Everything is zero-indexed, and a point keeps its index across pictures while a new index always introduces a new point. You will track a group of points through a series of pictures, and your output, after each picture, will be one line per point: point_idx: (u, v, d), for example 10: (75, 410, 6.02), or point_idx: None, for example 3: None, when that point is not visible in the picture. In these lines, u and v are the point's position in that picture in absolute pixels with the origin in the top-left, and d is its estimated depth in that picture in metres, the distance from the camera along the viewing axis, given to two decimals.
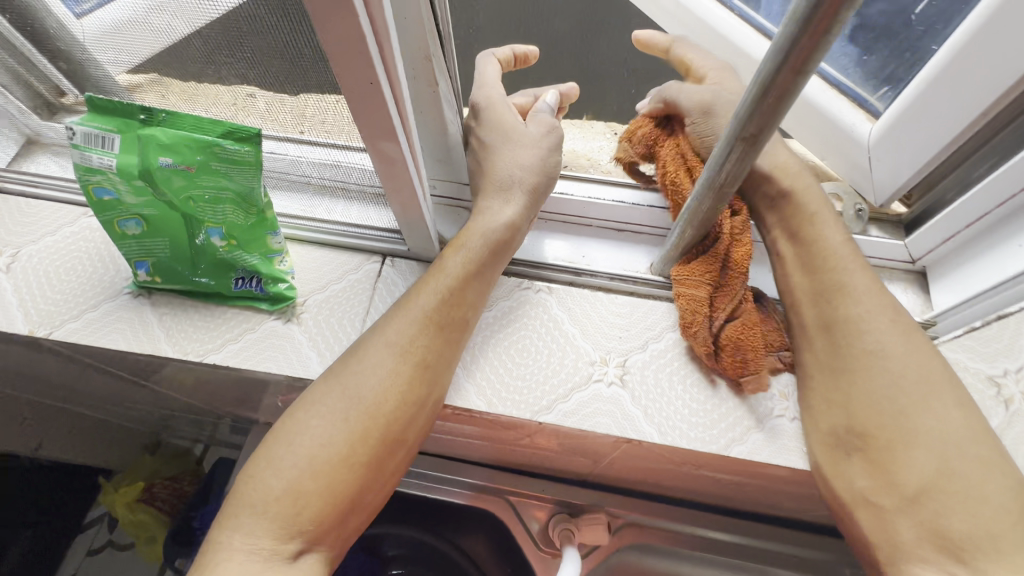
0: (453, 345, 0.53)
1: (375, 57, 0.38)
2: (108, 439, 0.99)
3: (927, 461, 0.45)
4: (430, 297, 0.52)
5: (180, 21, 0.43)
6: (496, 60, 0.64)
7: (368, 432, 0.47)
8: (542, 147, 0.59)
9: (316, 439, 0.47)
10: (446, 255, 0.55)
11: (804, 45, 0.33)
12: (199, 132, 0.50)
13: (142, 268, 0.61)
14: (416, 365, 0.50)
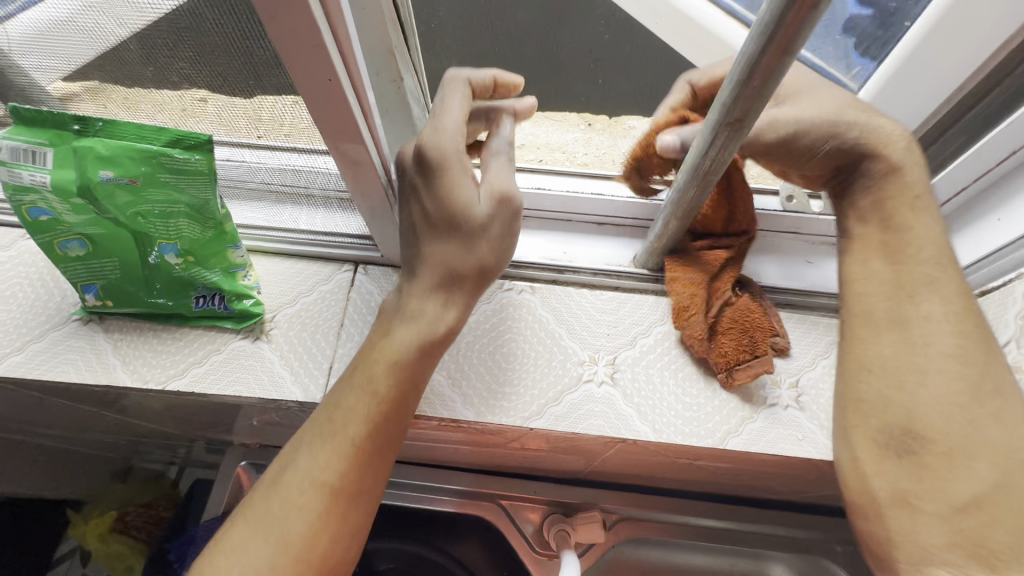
0: (388, 461, 0.47)
1: (333, 51, 0.34)
2: (71, 471, 0.94)
3: (976, 469, 0.42)
4: (358, 419, 0.45)
5: (116, 24, 0.39)
6: (467, 91, 0.47)
7: (331, 515, 0.43)
8: (493, 236, 0.45)
9: (281, 524, 0.43)
10: (374, 362, 0.47)
11: (791, 22, 0.31)
12: (141, 141, 0.46)
13: (91, 292, 0.56)
14: (373, 441, 0.45)
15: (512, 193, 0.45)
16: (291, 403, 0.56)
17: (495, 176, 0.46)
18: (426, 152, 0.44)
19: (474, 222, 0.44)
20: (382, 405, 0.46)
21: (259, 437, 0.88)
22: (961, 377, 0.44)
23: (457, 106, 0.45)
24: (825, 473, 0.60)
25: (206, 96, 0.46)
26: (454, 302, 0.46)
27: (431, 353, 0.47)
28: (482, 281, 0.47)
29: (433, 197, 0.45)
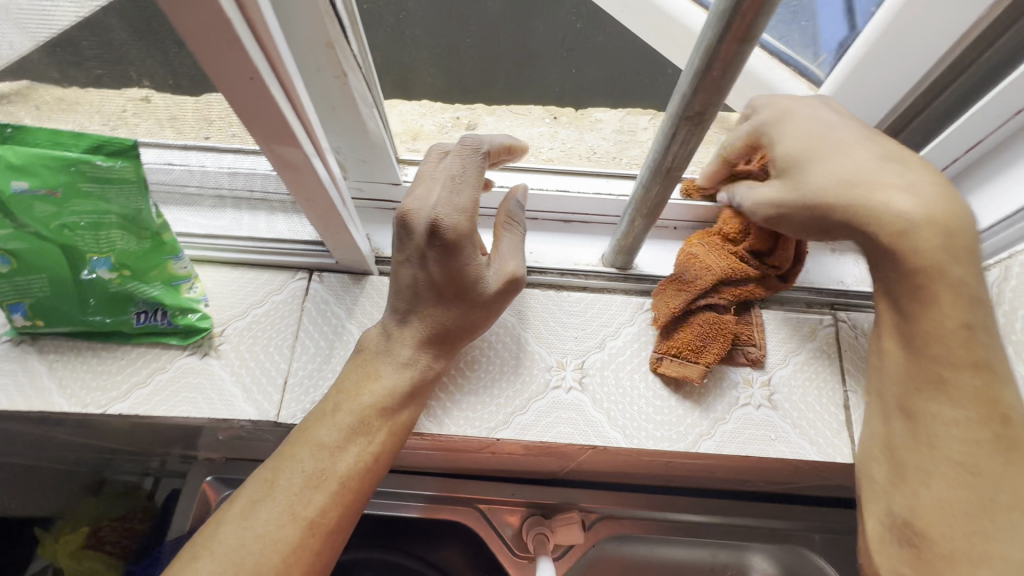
0: (366, 492, 0.48)
1: (253, 46, 0.31)
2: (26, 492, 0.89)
3: (949, 531, 0.41)
4: (338, 446, 0.47)
5: (21, 36, 0.35)
6: (484, 162, 0.47)
7: (313, 545, 0.44)
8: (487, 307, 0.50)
9: (255, 557, 0.42)
10: (360, 394, 0.49)
11: (747, 9, 0.29)
12: (56, 148, 0.42)
13: (19, 311, 0.52)
14: (361, 475, 0.47)
15: (519, 271, 0.51)
16: (243, 421, 0.53)
17: (506, 253, 0.51)
18: (441, 229, 0.44)
19: (482, 296, 0.49)
20: (372, 440, 0.48)
21: (225, 450, 0.84)
22: (957, 450, 0.42)
23: (474, 181, 0.46)
24: (800, 469, 0.59)
25: (144, 96, 0.42)
26: (448, 350, 0.51)
27: (420, 394, 0.50)
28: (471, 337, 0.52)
29: (444, 274, 0.47)
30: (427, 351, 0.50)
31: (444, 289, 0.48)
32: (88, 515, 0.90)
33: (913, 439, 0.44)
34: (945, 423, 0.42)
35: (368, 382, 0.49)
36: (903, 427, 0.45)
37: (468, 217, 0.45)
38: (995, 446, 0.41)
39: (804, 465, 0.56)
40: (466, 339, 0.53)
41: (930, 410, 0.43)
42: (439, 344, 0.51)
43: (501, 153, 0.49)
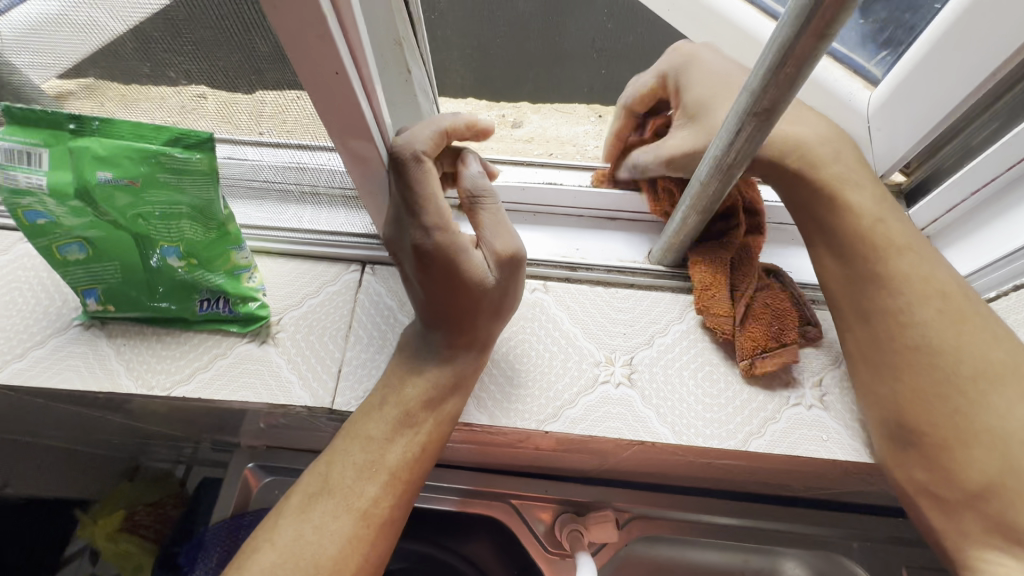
0: (417, 482, 0.50)
1: (339, 42, 0.32)
2: (80, 470, 0.93)
3: (1005, 458, 0.44)
4: (389, 439, 0.48)
5: (113, 17, 0.37)
6: (424, 162, 0.44)
7: (368, 536, 0.46)
8: (498, 298, 0.49)
9: (314, 549, 0.44)
10: (405, 389, 0.50)
11: (830, 5, 0.29)
12: (139, 140, 0.44)
13: (92, 297, 0.54)
14: (411, 467, 0.49)
15: (516, 246, 0.48)
16: (299, 408, 0.55)
17: (491, 232, 0.48)
18: (424, 245, 0.45)
19: (485, 289, 0.48)
20: (417, 432, 0.49)
21: (267, 438, 0.87)
22: (969, 377, 0.45)
23: (426, 192, 0.44)
24: (849, 473, 0.58)
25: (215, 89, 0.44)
26: (482, 342, 0.52)
27: (463, 384, 0.52)
28: (494, 326, 0.51)
29: (446, 284, 0.47)
30: (462, 348, 0.51)
31: (444, 300, 0.48)
32: (124, 499, 0.94)
33: (931, 378, 0.46)
34: (953, 347, 0.46)
35: (412, 376, 0.51)
36: (917, 379, 0.46)
37: (432, 229, 0.45)
38: (994, 357, 0.46)
39: (854, 469, 0.55)
40: (501, 321, 0.52)
41: (929, 336, 0.47)
42: (461, 343, 0.51)
43: (440, 142, 0.45)
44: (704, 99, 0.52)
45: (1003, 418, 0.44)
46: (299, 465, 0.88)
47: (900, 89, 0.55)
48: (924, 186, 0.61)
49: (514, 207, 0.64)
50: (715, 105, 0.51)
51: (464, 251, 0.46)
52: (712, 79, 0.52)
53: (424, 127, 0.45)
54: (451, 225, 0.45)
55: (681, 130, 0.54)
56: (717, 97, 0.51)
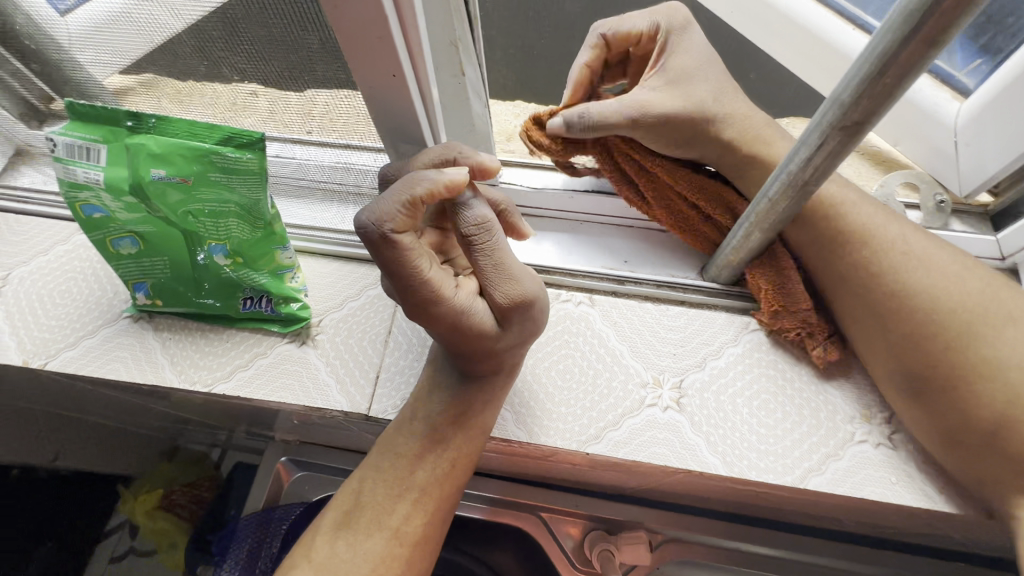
0: (450, 497, 0.50)
1: (400, 43, 0.31)
2: (124, 452, 0.96)
3: (1008, 387, 0.42)
4: (415, 456, 0.48)
5: (178, 12, 0.37)
6: (399, 241, 0.38)
7: (401, 554, 0.46)
8: (518, 334, 0.46)
9: (347, 566, 0.44)
10: (420, 411, 0.50)
11: (947, 8, 0.26)
12: (194, 139, 0.44)
13: (142, 290, 0.55)
14: (441, 482, 0.49)
15: (524, 291, 0.44)
16: (335, 412, 0.54)
17: (495, 280, 0.44)
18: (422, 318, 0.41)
19: (496, 335, 0.45)
20: (448, 449, 0.49)
21: (300, 434, 0.87)
22: (958, 308, 0.45)
23: (409, 273, 0.39)
24: (915, 517, 0.54)
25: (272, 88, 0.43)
26: (509, 365, 0.49)
27: (495, 397, 0.50)
28: (517, 353, 0.49)
29: (454, 338, 0.43)
30: (485, 372, 0.49)
31: (456, 346, 0.45)
32: (164, 477, 0.96)
33: (933, 320, 0.45)
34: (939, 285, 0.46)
35: (434, 392, 0.50)
36: (914, 320, 0.46)
37: (422, 305, 0.40)
38: (973, 294, 0.46)
39: (924, 515, 0.51)
40: (525, 345, 0.49)
41: (917, 277, 0.47)
42: (486, 369, 0.48)
43: (412, 211, 0.39)
44: (689, 72, 0.52)
45: (1009, 351, 0.43)
46: (331, 462, 0.88)
47: (989, 110, 0.52)
48: (1011, 213, 0.56)
49: (562, 215, 0.62)
50: (695, 84, 0.52)
51: (465, 310, 0.42)
52: (701, 62, 0.53)
53: (394, 194, 0.39)
54: (444, 294, 0.40)
55: (654, 91, 0.51)
56: (698, 77, 0.53)
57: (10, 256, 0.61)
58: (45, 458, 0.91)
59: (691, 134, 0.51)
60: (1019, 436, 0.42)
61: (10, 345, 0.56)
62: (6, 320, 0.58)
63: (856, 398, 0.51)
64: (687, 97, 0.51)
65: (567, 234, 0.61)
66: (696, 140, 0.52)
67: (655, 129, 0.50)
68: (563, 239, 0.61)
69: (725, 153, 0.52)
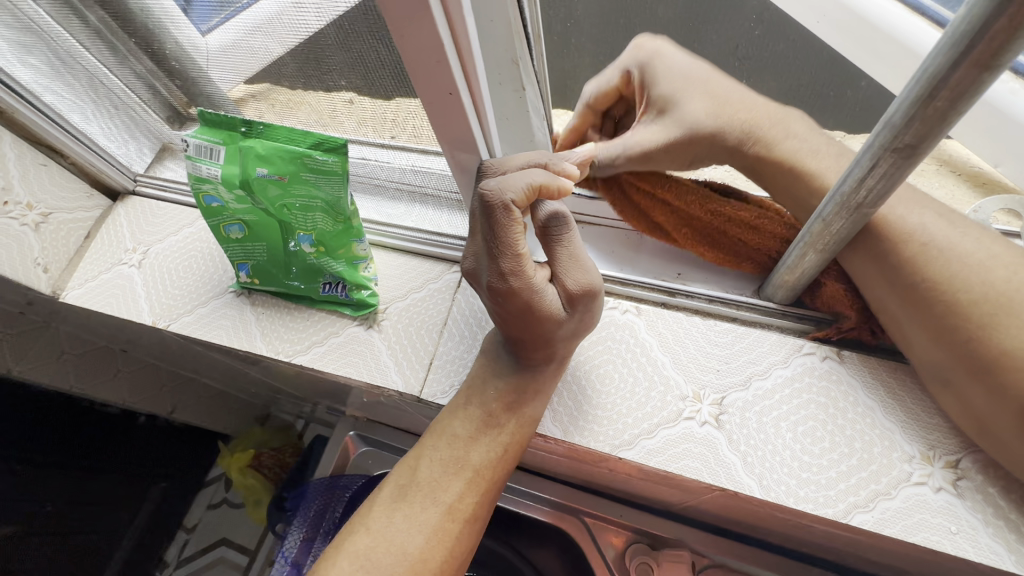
0: (498, 483, 0.52)
1: (455, 66, 0.35)
2: (230, 407, 1.12)
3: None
4: (472, 440, 0.51)
5: (276, 43, 0.46)
6: (513, 213, 0.42)
7: (453, 529, 0.49)
8: (575, 325, 0.50)
9: (404, 536, 0.47)
10: (479, 395, 0.52)
11: (997, 32, 0.25)
12: (291, 144, 0.51)
13: (244, 270, 0.65)
14: (493, 465, 0.51)
15: (591, 284, 0.47)
16: (392, 390, 0.60)
17: (569, 268, 0.48)
18: (504, 288, 0.45)
19: (562, 321, 0.48)
20: (501, 433, 0.51)
21: (367, 412, 0.95)
22: (995, 297, 0.41)
23: (509, 243, 0.43)
24: None
25: (362, 97, 0.49)
26: (562, 355, 0.52)
27: (541, 388, 0.52)
28: (569, 346, 0.51)
29: (522, 317, 0.47)
30: (530, 359, 0.52)
31: (520, 328, 0.48)
32: (255, 440, 1.14)
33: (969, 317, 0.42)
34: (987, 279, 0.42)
35: (492, 377, 0.53)
36: (936, 309, 0.43)
37: (509, 275, 0.44)
38: (1013, 270, 0.41)
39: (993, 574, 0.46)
40: (580, 338, 0.52)
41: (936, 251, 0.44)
42: (539, 357, 0.51)
43: (531, 195, 0.43)
44: (670, 95, 0.55)
45: None
46: (393, 440, 0.96)
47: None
48: None
49: (617, 225, 0.64)
50: (681, 100, 0.54)
51: (540, 290, 0.46)
52: (681, 78, 0.54)
53: (519, 176, 0.43)
54: (530, 269, 0.45)
55: (650, 128, 0.55)
56: (685, 92, 0.54)
57: (150, 235, 0.74)
58: (166, 409, 1.05)
59: (695, 148, 0.54)
60: None
61: (144, 309, 0.68)
62: (144, 287, 0.70)
63: (919, 438, 0.48)
64: (678, 117, 0.53)
65: (618, 244, 0.63)
66: (701, 158, 0.55)
67: (661, 158, 0.54)
68: (617, 250, 0.62)
69: (735, 153, 0.53)
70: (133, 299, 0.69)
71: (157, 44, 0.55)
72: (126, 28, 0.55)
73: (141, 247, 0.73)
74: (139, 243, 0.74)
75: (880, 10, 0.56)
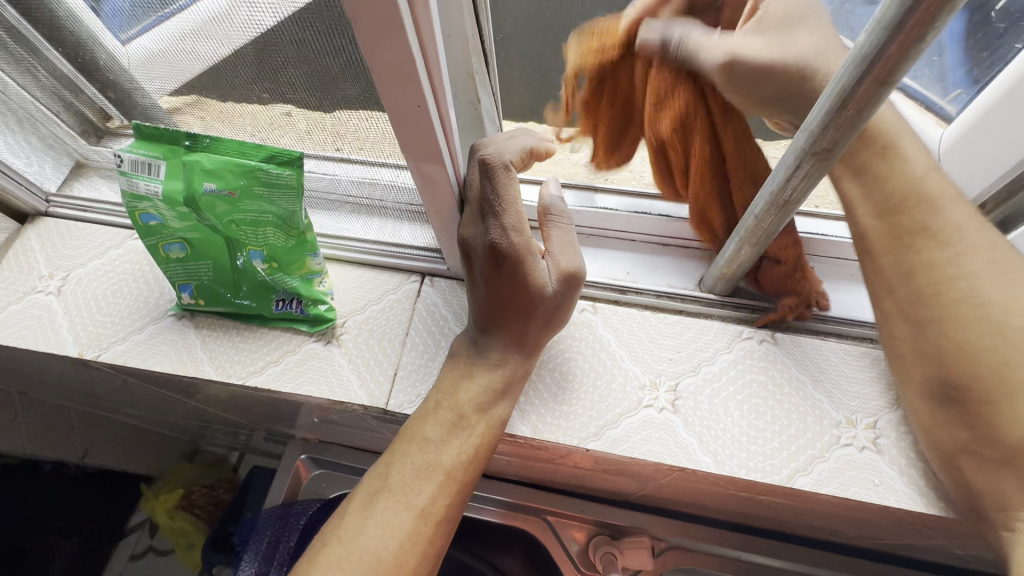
0: (471, 487, 0.52)
1: (423, 80, 0.36)
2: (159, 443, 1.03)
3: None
4: (444, 445, 0.50)
5: (223, 44, 0.44)
6: (512, 170, 0.47)
7: (427, 533, 0.47)
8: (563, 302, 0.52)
9: (377, 542, 0.46)
10: (454, 397, 0.52)
11: (890, 54, 0.30)
12: (242, 157, 0.50)
13: (187, 290, 0.61)
14: (465, 468, 0.50)
15: (575, 266, 0.51)
16: (356, 405, 0.59)
17: (559, 248, 0.52)
18: (499, 249, 0.48)
19: (545, 297, 0.51)
20: (472, 435, 0.51)
21: (319, 433, 0.91)
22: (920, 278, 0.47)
23: (509, 198, 0.47)
24: (901, 521, 0.56)
25: (312, 107, 0.49)
26: (534, 343, 0.54)
27: (511, 389, 0.53)
28: (543, 336, 0.54)
29: (513, 285, 0.50)
30: (507, 351, 0.53)
31: (510, 299, 0.51)
32: (183, 478, 1.05)
33: (917, 308, 0.46)
34: (951, 271, 0.45)
35: (464, 381, 0.53)
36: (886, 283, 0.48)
37: (510, 229, 0.48)
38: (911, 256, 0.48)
39: (909, 518, 0.53)
40: (558, 325, 0.55)
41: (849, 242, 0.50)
42: (527, 336, 0.53)
43: (525, 156, 0.48)
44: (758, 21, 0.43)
45: (953, 325, 0.44)
46: (347, 460, 0.93)
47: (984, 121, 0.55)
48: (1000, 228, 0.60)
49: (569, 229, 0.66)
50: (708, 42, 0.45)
51: (534, 253, 0.49)
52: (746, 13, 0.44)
53: (512, 142, 0.48)
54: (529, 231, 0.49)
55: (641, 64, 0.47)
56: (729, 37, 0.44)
57: (69, 259, 0.68)
58: (75, 455, 0.96)
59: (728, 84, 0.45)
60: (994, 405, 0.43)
61: (67, 339, 0.63)
62: (65, 316, 0.64)
63: (843, 405, 0.54)
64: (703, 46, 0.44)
65: None
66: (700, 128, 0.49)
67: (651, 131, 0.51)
68: None
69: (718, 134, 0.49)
70: (53, 330, 0.63)
71: (86, 54, 0.52)
72: (48, 34, 0.51)
73: (59, 272, 0.67)
74: (56, 269, 0.67)
75: None
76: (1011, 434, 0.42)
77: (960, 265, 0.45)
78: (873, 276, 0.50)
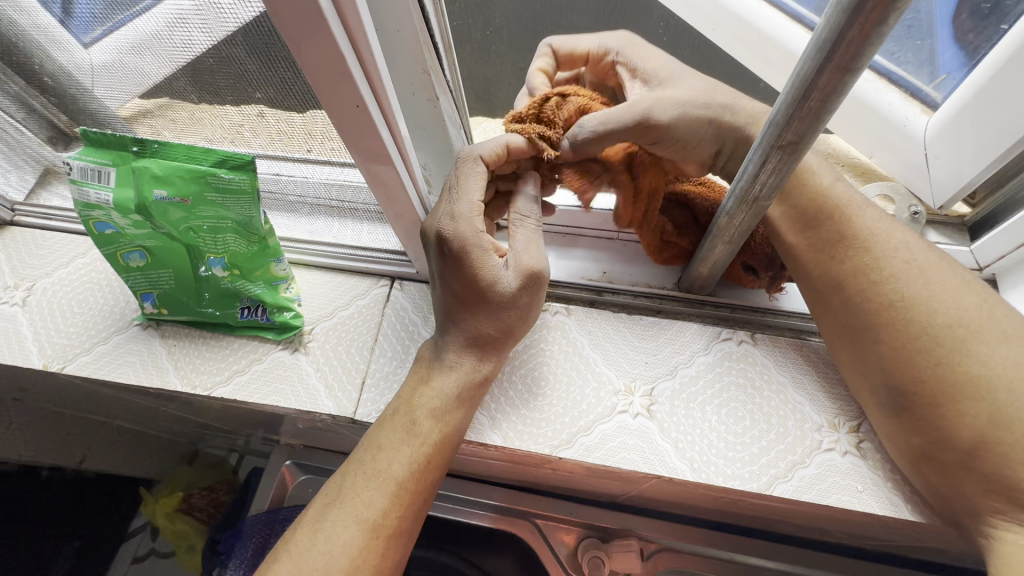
0: (427, 499, 0.50)
1: (359, 78, 0.34)
2: (147, 450, 1.03)
3: (998, 408, 0.41)
4: (400, 458, 0.48)
5: (162, 50, 0.42)
6: (481, 164, 0.47)
7: (377, 547, 0.46)
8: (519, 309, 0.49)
9: (327, 559, 0.44)
10: (414, 402, 0.50)
11: (852, 38, 0.27)
12: (192, 162, 0.48)
13: (149, 300, 0.60)
14: (416, 476, 0.48)
15: (537, 266, 0.48)
16: (324, 415, 0.57)
17: (520, 246, 0.49)
18: (449, 239, 0.47)
19: (498, 301, 0.48)
20: (423, 443, 0.49)
21: (303, 438, 0.89)
22: (861, 286, 0.47)
23: (468, 188, 0.47)
24: (889, 527, 0.54)
25: (260, 112, 0.47)
26: (496, 347, 0.52)
27: (468, 397, 0.51)
28: (514, 332, 0.51)
29: (464, 280, 0.48)
30: (470, 354, 0.51)
31: (463, 296, 0.49)
32: (185, 481, 1.02)
33: (858, 313, 0.47)
34: (874, 276, 0.46)
35: (422, 386, 0.51)
36: (834, 297, 0.48)
37: (461, 223, 0.47)
38: (880, 274, 0.46)
39: (896, 523, 0.51)
40: (520, 333, 0.52)
41: (828, 246, 0.48)
42: (488, 340, 0.51)
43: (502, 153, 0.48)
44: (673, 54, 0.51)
45: (906, 329, 0.44)
46: (332, 465, 0.91)
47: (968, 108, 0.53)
48: (987, 223, 0.57)
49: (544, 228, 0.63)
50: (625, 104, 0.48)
51: (487, 251, 0.47)
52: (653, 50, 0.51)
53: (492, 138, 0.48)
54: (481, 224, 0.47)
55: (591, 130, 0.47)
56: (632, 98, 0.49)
57: (34, 269, 0.67)
58: (72, 460, 0.97)
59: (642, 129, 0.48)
60: (950, 404, 0.42)
61: (32, 352, 0.61)
62: (31, 327, 0.63)
63: (824, 408, 0.52)
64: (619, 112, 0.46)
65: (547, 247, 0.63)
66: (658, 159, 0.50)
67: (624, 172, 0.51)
68: (548, 249, 0.62)
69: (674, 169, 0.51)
70: (19, 341, 0.62)
71: (26, 59, 0.50)
72: None
73: (24, 283, 0.66)
74: (21, 279, 0.66)
75: (763, 19, 0.61)
76: (961, 432, 0.42)
77: (881, 271, 0.46)
78: (812, 298, 0.50)
